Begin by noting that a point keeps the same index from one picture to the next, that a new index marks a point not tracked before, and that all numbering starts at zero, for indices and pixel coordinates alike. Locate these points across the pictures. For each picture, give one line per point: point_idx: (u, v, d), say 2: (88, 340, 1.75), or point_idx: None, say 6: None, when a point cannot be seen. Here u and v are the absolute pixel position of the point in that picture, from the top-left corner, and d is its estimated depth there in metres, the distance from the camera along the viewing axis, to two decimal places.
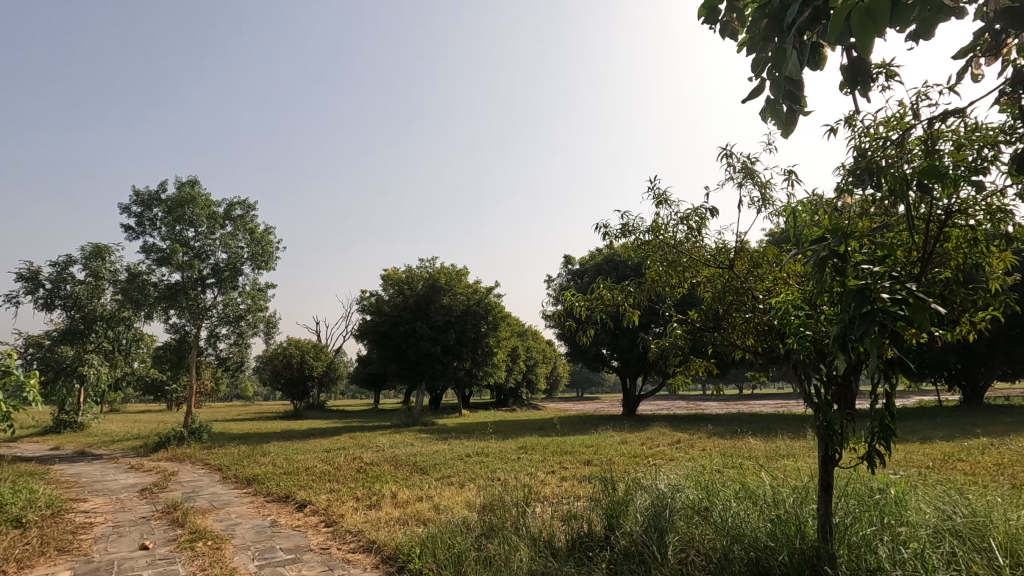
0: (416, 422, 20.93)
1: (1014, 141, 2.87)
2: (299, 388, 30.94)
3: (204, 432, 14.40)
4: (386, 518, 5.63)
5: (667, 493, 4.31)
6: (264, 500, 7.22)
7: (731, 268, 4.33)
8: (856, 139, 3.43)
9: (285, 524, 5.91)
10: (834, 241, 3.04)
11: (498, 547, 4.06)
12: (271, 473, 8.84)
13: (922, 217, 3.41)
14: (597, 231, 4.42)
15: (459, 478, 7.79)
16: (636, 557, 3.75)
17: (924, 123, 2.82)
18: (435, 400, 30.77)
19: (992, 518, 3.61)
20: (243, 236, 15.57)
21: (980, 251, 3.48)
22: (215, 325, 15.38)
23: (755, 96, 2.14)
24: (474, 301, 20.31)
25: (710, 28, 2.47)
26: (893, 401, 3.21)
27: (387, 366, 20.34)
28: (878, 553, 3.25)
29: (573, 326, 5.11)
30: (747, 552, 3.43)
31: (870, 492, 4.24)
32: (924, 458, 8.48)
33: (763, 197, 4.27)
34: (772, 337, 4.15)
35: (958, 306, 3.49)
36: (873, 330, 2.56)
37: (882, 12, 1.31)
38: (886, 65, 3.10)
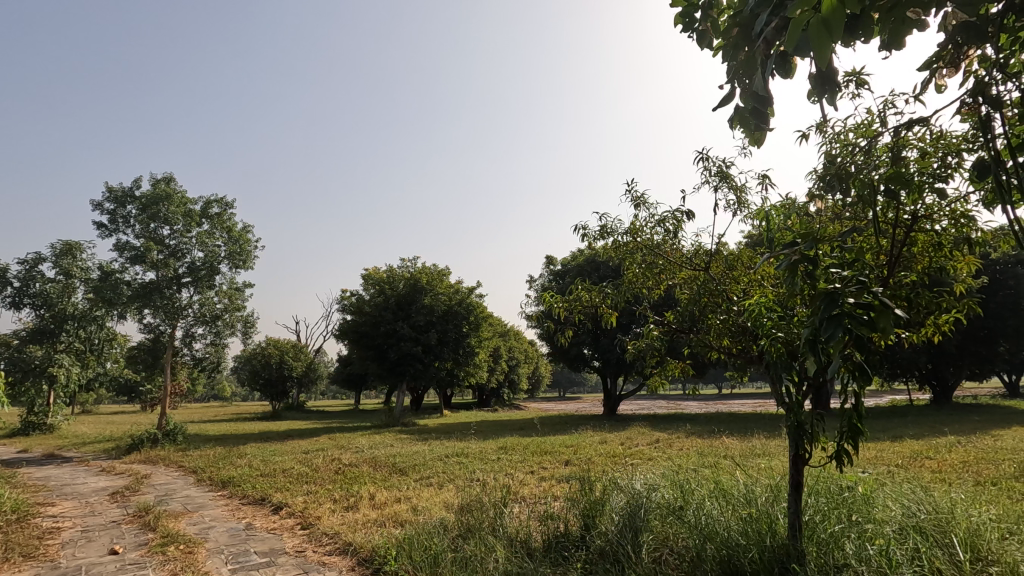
0: (397, 423, 20.84)
1: (975, 149, 2.97)
2: (278, 388, 30.55)
3: (179, 434, 14.14)
4: (363, 519, 5.60)
5: (643, 493, 4.34)
6: (239, 502, 7.11)
7: (707, 271, 4.39)
8: (827, 145, 3.50)
9: (261, 527, 5.84)
10: (804, 246, 3.10)
11: (474, 547, 4.07)
12: (247, 475, 8.72)
13: (890, 221, 3.49)
14: (576, 232, 4.47)
15: (438, 479, 7.78)
16: (611, 556, 3.80)
17: (890, 132, 2.90)
18: (416, 401, 30.67)
19: (954, 515, 3.72)
20: (221, 234, 15.32)
21: (944, 255, 3.59)
22: (191, 325, 15.13)
23: (724, 104, 2.16)
24: (456, 301, 20.32)
25: (689, 36, 2.51)
26: (861, 402, 3.29)
27: (368, 367, 20.20)
28: (845, 550, 3.33)
29: (552, 327, 5.11)
30: (719, 550, 3.49)
31: (839, 490, 4.33)
32: (894, 456, 8.70)
33: (738, 200, 4.35)
34: (746, 338, 4.21)
35: (924, 309, 3.59)
36: (840, 334, 2.62)
37: (839, 22, 1.34)
38: (856, 73, 3.18)
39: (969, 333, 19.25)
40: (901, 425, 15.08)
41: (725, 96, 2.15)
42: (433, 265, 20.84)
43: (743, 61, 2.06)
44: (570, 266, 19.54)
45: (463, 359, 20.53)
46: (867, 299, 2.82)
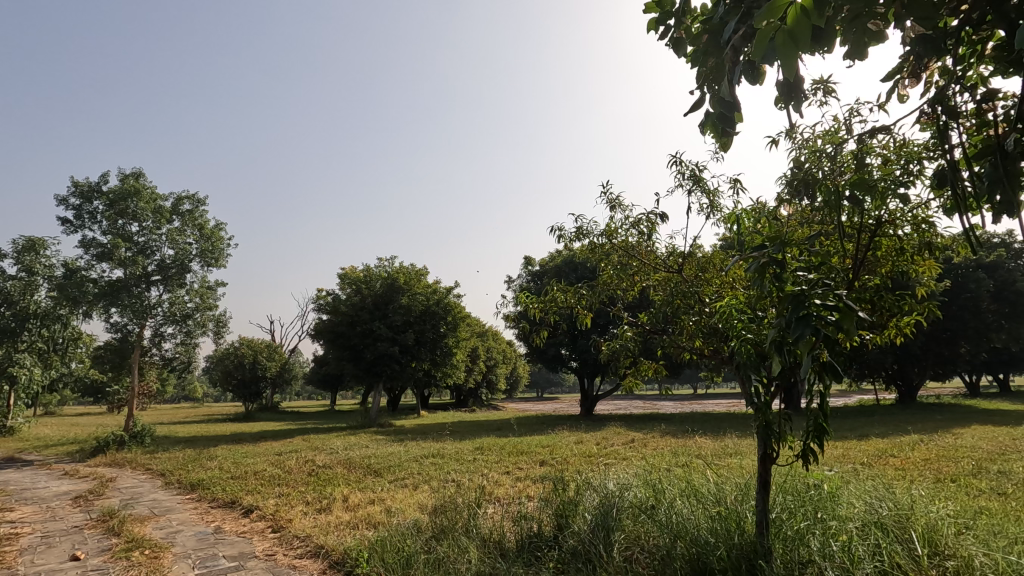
0: (372, 424, 20.63)
1: (935, 158, 3.07)
2: (252, 389, 29.99)
3: (147, 436, 13.78)
4: (336, 522, 5.54)
5: (615, 493, 4.38)
6: (209, 506, 6.96)
7: (680, 272, 4.45)
8: (796, 151, 3.58)
9: (230, 530, 5.73)
10: (773, 248, 3.18)
11: (447, 549, 4.04)
12: (217, 477, 8.54)
13: (856, 225, 3.59)
14: (552, 233, 4.50)
15: (413, 480, 7.74)
16: (583, 555, 3.82)
17: (854, 139, 2.99)
18: (393, 402, 30.44)
19: (913, 511, 3.85)
20: (192, 231, 14.98)
21: (907, 259, 3.69)
22: (161, 324, 14.78)
23: (694, 109, 2.17)
24: (434, 301, 20.22)
25: (661, 43, 2.50)
26: (826, 402, 3.37)
27: (343, 367, 19.96)
28: (809, 546, 3.40)
29: (528, 327, 5.12)
30: (689, 548, 3.55)
31: (806, 488, 4.43)
32: (860, 454, 8.94)
33: (710, 204, 4.42)
34: (717, 339, 4.26)
35: (887, 311, 3.70)
36: (808, 333, 2.67)
37: (804, 33, 1.36)
38: (823, 82, 3.27)
39: (932, 334, 19.90)
40: (868, 424, 15.50)
41: (695, 101, 2.17)
42: (410, 265, 20.72)
43: (711, 67, 2.09)
44: (548, 267, 19.63)
45: (441, 359, 20.44)
46: (833, 301, 2.89)
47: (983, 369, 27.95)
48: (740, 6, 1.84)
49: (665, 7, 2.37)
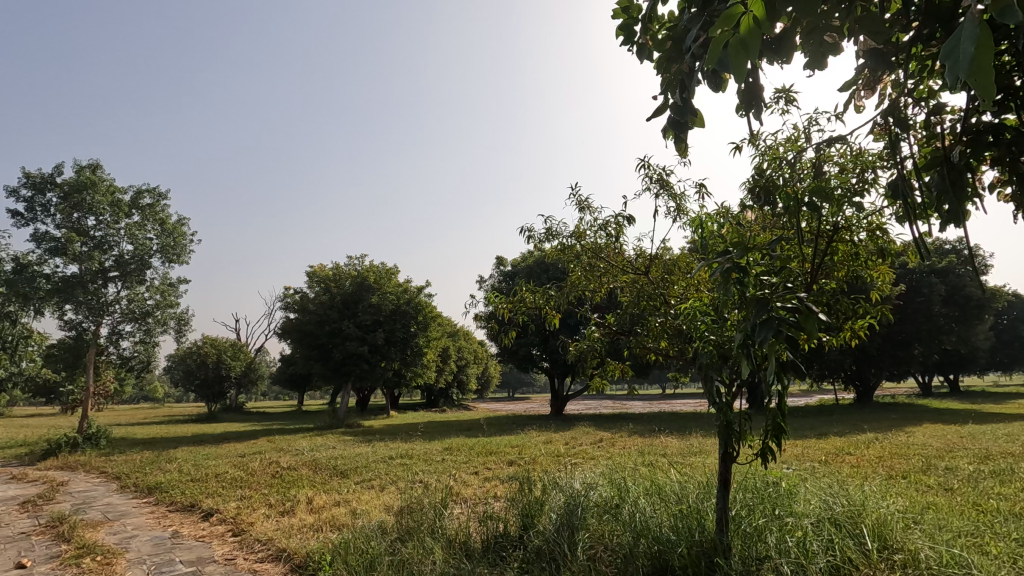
0: (340, 425, 20.31)
1: (888, 167, 3.19)
2: (215, 390, 29.18)
3: (102, 438, 13.26)
4: (299, 525, 5.43)
5: (580, 492, 4.42)
6: (166, 510, 6.74)
7: (647, 275, 4.51)
8: (759, 157, 3.67)
9: (188, 535, 5.57)
10: (735, 253, 3.26)
11: (412, 550, 4.01)
12: (176, 480, 8.27)
13: (814, 231, 3.70)
14: (522, 234, 4.52)
15: (380, 481, 7.65)
16: (547, 555, 3.84)
17: (814, 147, 3.09)
18: (362, 402, 30.04)
19: (865, 507, 4.00)
20: (153, 226, 14.51)
21: (862, 264, 3.82)
22: (118, 322, 14.29)
23: (657, 115, 2.17)
24: (404, 301, 19.99)
25: (628, 49, 2.51)
26: (785, 402, 3.46)
27: (311, 367, 19.60)
28: (767, 542, 3.49)
29: (496, 327, 5.12)
30: (651, 547, 3.60)
31: (765, 485, 4.54)
32: (819, 452, 9.22)
33: (677, 208, 4.50)
34: (682, 340, 4.32)
35: (841, 314, 3.83)
36: (770, 336, 2.74)
37: (755, 42, 1.39)
38: (785, 91, 3.37)
39: (889, 337, 20.66)
40: (827, 424, 15.98)
41: (658, 106, 2.17)
42: (381, 263, 20.50)
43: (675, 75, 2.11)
44: (519, 267, 19.68)
45: (411, 359, 20.20)
46: (793, 303, 2.97)
47: (934, 370, 29.20)
48: (702, 15, 1.86)
49: (633, 13, 2.40)
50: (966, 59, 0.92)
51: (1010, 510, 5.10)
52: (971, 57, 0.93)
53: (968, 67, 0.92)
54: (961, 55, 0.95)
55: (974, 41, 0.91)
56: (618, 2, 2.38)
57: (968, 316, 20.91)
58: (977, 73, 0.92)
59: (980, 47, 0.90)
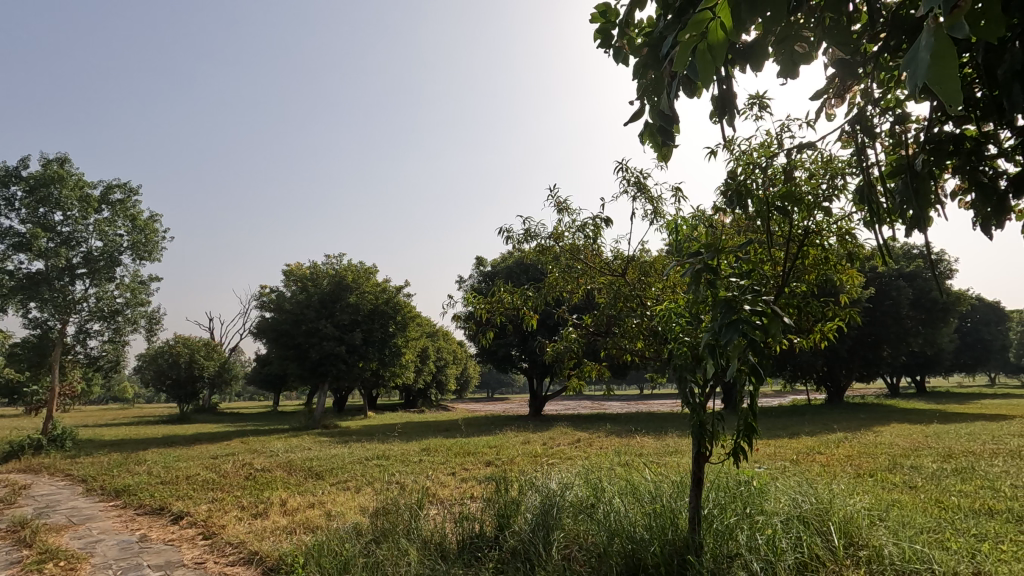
0: (316, 425, 20.07)
1: (856, 175, 3.28)
2: (187, 390, 28.53)
3: (68, 440, 12.88)
4: (271, 527, 5.35)
5: (556, 492, 4.45)
6: (134, 513, 6.58)
7: (624, 276, 4.56)
8: (733, 162, 3.73)
9: (157, 538, 5.45)
10: (706, 256, 3.32)
11: (386, 552, 3.98)
12: (145, 483, 8.08)
13: (786, 234, 3.77)
14: (500, 235, 4.53)
15: (356, 482, 7.59)
16: (522, 555, 3.85)
17: (786, 153, 3.16)
18: (339, 403, 29.72)
19: (833, 505, 4.11)
20: (123, 222, 14.16)
21: (832, 267, 3.90)
22: (86, 321, 13.91)
23: (634, 118, 2.15)
24: (383, 301, 19.83)
25: (606, 54, 2.53)
26: (756, 403, 3.52)
27: (287, 367, 19.34)
28: (737, 540, 3.55)
29: (474, 328, 5.11)
30: (624, 546, 3.63)
31: (737, 484, 4.62)
32: (790, 452, 9.41)
33: (654, 210, 4.56)
34: (657, 341, 4.37)
35: (810, 316, 3.93)
36: (737, 338, 2.81)
37: (722, 50, 1.42)
38: (759, 97, 3.44)
39: (859, 339, 21.20)
40: (799, 424, 16.30)
41: (635, 110, 2.16)
42: (359, 262, 20.33)
43: (651, 80, 2.12)
44: (499, 268, 19.71)
45: (389, 359, 20.03)
46: (761, 307, 3.05)
47: (902, 371, 30.07)
48: (676, 23, 1.90)
49: (610, 18, 2.42)
50: (921, 67, 0.90)
51: (970, 506, 5.28)
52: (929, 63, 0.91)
53: (928, 75, 0.89)
54: (920, 63, 0.93)
55: (930, 48, 0.89)
56: (596, 6, 2.40)
57: (934, 319, 21.58)
58: (936, 82, 0.90)
59: (937, 53, 0.88)
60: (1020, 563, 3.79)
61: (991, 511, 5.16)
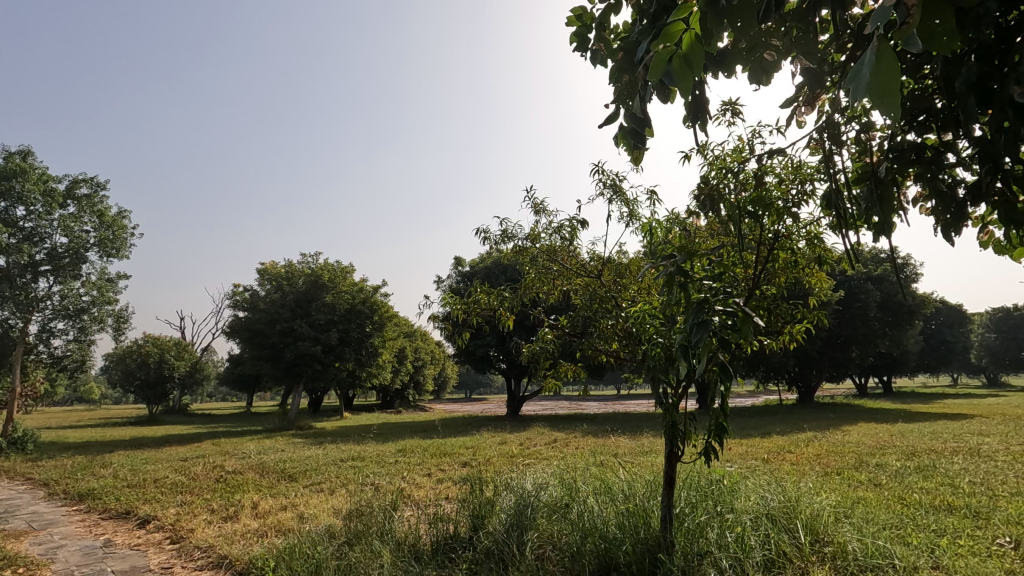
0: (290, 426, 19.78)
1: (823, 182, 3.36)
2: (156, 391, 27.82)
3: (29, 442, 12.46)
4: (242, 530, 5.26)
5: (531, 493, 4.47)
6: (99, 517, 6.40)
7: (599, 278, 4.60)
8: (707, 166, 3.79)
9: (122, 543, 5.31)
10: (679, 258, 3.38)
11: (359, 554, 3.95)
12: (111, 486, 7.86)
13: (758, 238, 3.85)
14: (477, 236, 4.52)
15: (330, 484, 7.50)
16: (496, 555, 3.86)
17: (757, 158, 3.23)
18: (314, 404, 29.36)
19: (800, 502, 4.21)
20: (90, 218, 13.76)
21: (801, 270, 3.99)
22: (49, 319, 13.48)
23: (610, 122, 2.14)
24: (360, 300, 19.64)
25: (583, 57, 2.54)
26: (727, 403, 3.57)
27: (261, 367, 19.01)
28: (707, 537, 3.61)
29: (450, 329, 5.10)
30: (597, 545, 3.67)
31: (708, 483, 4.70)
32: (761, 451, 9.59)
33: (629, 213, 4.61)
34: (632, 341, 4.42)
35: (779, 318, 4.01)
36: (705, 338, 2.87)
37: (697, 58, 1.42)
38: (731, 103, 3.51)
39: (829, 341, 21.73)
40: (771, 423, 16.64)
41: (610, 114, 2.15)
42: (336, 261, 20.12)
43: (625, 84, 2.13)
44: (477, 268, 19.71)
45: (366, 359, 19.84)
46: (732, 308, 3.11)
47: (870, 372, 30.94)
48: (652, 28, 1.92)
49: (587, 21, 2.44)
50: (864, 80, 0.95)
51: (931, 503, 5.46)
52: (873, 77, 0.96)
53: (872, 89, 0.94)
54: (873, 75, 0.97)
55: (874, 64, 0.94)
56: (572, 9, 2.42)
57: (899, 321, 22.23)
58: (888, 93, 0.92)
59: (878, 69, 0.93)
60: (976, 556, 3.94)
61: (949, 507, 5.34)
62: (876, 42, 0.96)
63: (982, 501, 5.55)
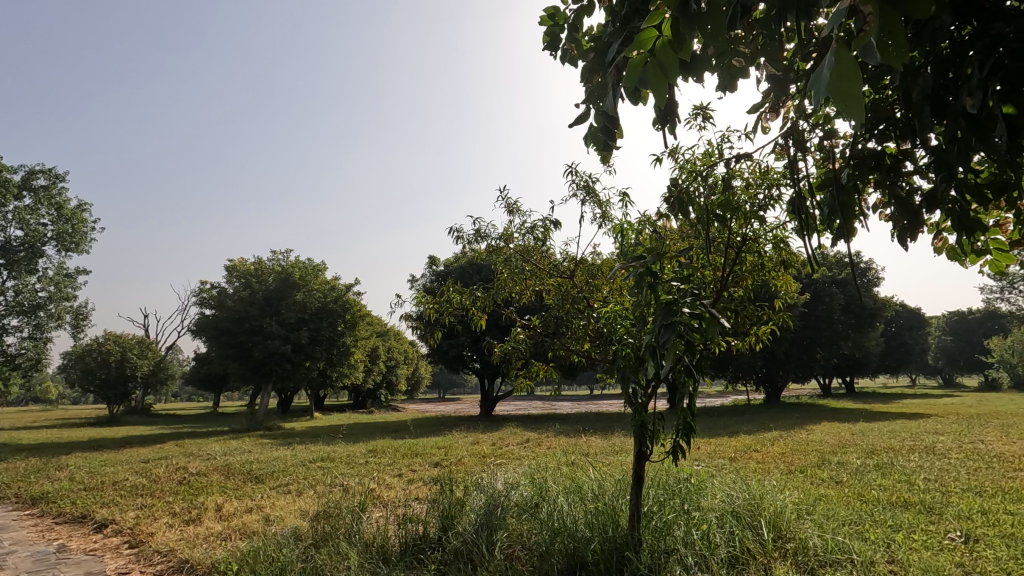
0: (258, 427, 19.37)
1: (788, 187, 3.44)
2: (117, 390, 26.91)
3: None
4: (205, 533, 5.13)
5: (501, 493, 4.47)
6: (52, 522, 6.15)
7: (572, 278, 4.63)
8: (677, 169, 3.84)
9: (76, 548, 5.11)
10: (648, 259, 3.41)
11: (325, 557, 3.88)
12: (66, 489, 7.59)
13: (726, 241, 3.91)
14: (450, 235, 4.48)
15: (298, 485, 7.37)
16: (465, 555, 3.84)
17: (725, 163, 3.29)
18: (284, 404, 28.85)
19: (764, 500, 4.30)
20: (47, 211, 13.27)
21: (768, 273, 4.07)
22: (2, 316, 12.92)
23: (579, 122, 2.15)
24: (331, 299, 19.37)
25: (554, 56, 2.55)
26: (694, 403, 3.62)
27: (228, 366, 18.55)
28: (674, 535, 3.65)
29: (421, 328, 5.06)
30: (565, 543, 3.68)
31: (676, 481, 4.76)
32: (728, 450, 9.78)
33: (602, 213, 4.65)
34: (603, 342, 4.45)
35: (746, 320, 4.09)
36: (673, 339, 2.92)
37: (669, 63, 1.43)
38: (702, 108, 3.57)
39: (795, 342, 22.31)
40: (738, 423, 16.99)
41: (580, 114, 2.15)
42: (307, 259, 19.82)
43: (596, 84, 2.15)
44: (451, 268, 19.64)
45: (337, 359, 19.56)
46: (699, 309, 3.15)
47: (833, 372, 31.89)
48: (623, 31, 1.93)
49: (559, 21, 2.45)
50: (824, 82, 0.97)
51: (888, 500, 5.64)
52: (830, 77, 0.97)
53: (831, 89, 0.95)
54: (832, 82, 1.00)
55: (832, 65, 0.95)
56: (545, 8, 2.42)
57: (862, 323, 22.94)
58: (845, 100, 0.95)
59: (836, 69, 0.95)
60: (929, 550, 4.09)
61: (906, 504, 5.54)
62: (835, 47, 0.97)
63: (935, 497, 5.76)
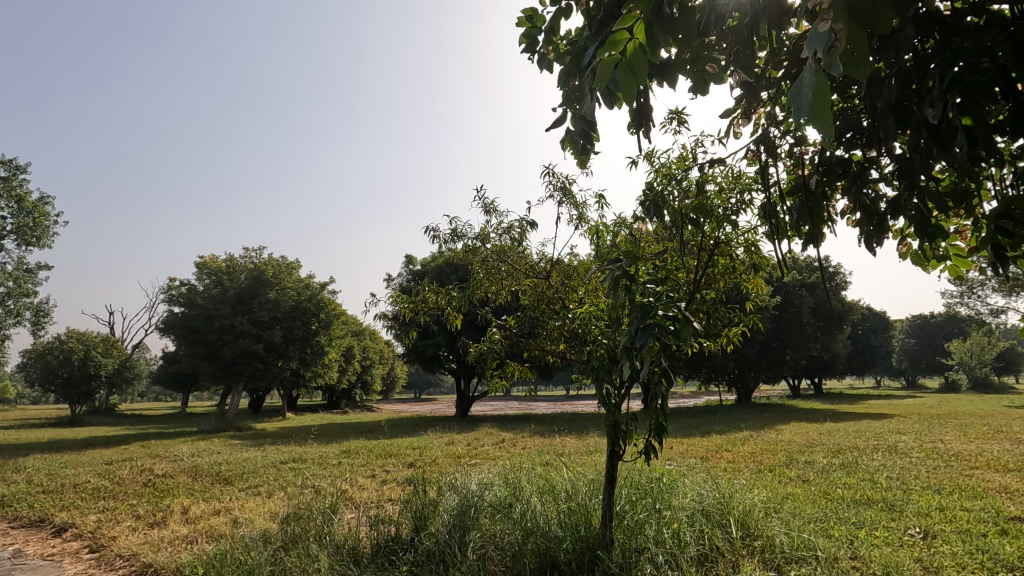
0: (228, 428, 18.97)
1: (759, 193, 3.52)
2: (80, 390, 26.03)
3: None
4: (170, 536, 5.00)
5: (475, 494, 4.47)
6: (7, 526, 5.92)
7: (548, 279, 4.64)
8: (653, 172, 3.88)
9: (33, 554, 4.93)
10: (624, 261, 3.43)
11: (295, 559, 3.82)
12: (23, 492, 7.30)
13: (699, 244, 3.97)
14: (426, 234, 4.45)
15: (268, 486, 7.23)
16: (437, 556, 3.82)
17: (698, 168, 3.34)
18: (255, 404, 28.31)
19: (733, 499, 4.38)
20: (7, 203, 12.76)
21: (739, 275, 4.15)
22: None
23: (556, 125, 2.15)
24: (305, 297, 19.05)
25: (531, 58, 2.54)
26: (667, 403, 3.66)
27: (197, 365, 18.11)
28: (645, 534, 3.69)
29: (395, 327, 5.01)
30: (538, 544, 3.69)
31: (648, 481, 4.81)
32: (699, 449, 9.93)
33: (578, 215, 4.68)
34: (578, 342, 4.48)
35: (717, 322, 4.16)
36: (649, 340, 2.95)
37: (640, 65, 1.44)
38: (677, 112, 3.62)
39: (766, 344, 22.78)
40: (710, 423, 17.24)
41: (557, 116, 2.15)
42: (280, 256, 19.45)
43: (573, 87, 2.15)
44: (428, 267, 19.52)
45: (310, 358, 19.28)
46: (673, 311, 3.19)
47: (802, 374, 32.68)
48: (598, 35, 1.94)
49: (537, 23, 2.45)
50: (804, 102, 1.02)
51: (852, 497, 5.81)
52: (809, 99, 1.03)
53: (809, 109, 1.00)
54: (803, 97, 1.04)
55: (811, 86, 1.01)
56: (523, 10, 2.43)
57: (830, 325, 23.54)
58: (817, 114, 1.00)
59: (816, 91, 1.00)
60: (889, 546, 4.22)
61: (869, 501, 5.70)
62: (813, 64, 1.01)
63: (897, 495, 5.94)
